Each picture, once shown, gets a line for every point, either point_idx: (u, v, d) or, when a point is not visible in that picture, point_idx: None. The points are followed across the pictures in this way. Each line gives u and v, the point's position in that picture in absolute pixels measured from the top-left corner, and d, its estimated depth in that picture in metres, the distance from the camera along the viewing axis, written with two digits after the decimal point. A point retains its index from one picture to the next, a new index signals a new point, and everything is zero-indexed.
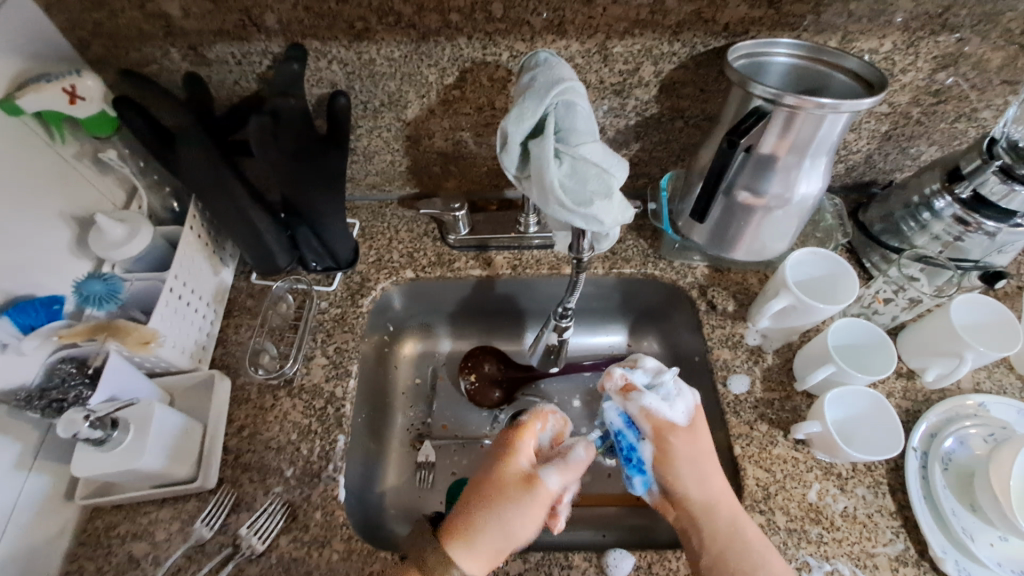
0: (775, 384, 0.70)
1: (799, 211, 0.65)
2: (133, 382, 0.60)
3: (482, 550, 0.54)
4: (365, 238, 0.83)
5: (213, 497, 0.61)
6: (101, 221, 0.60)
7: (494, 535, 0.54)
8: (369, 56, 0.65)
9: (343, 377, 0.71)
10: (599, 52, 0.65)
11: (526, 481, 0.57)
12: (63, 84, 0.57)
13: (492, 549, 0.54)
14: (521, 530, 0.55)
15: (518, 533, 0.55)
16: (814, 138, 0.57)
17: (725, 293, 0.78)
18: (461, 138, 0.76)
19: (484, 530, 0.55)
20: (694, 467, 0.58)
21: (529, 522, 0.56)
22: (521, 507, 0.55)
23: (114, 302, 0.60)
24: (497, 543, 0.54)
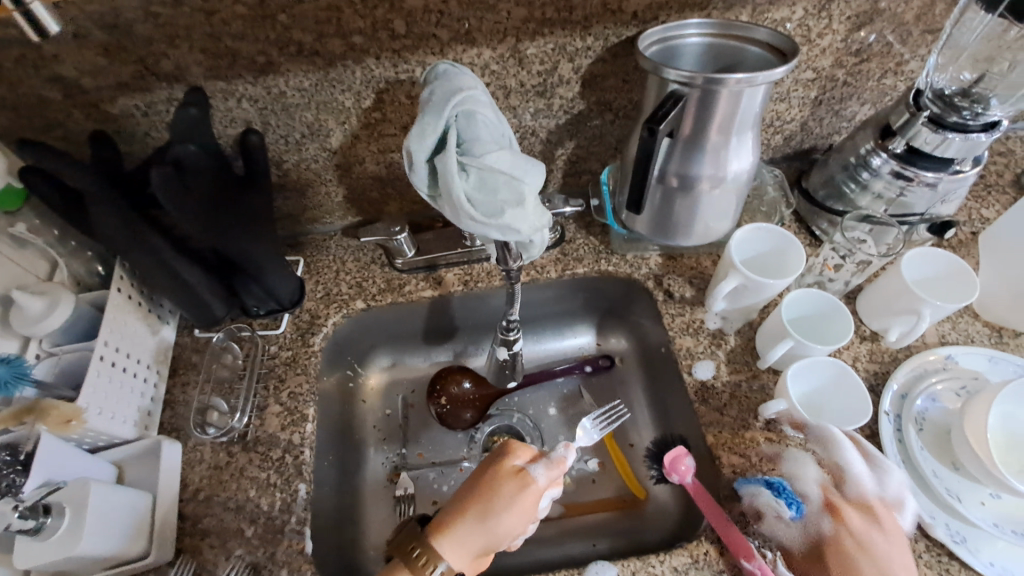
0: (740, 366, 0.69)
1: (735, 189, 0.64)
2: (71, 461, 0.57)
3: (463, 541, 0.50)
4: (311, 274, 0.80)
5: (171, 571, 0.58)
6: (18, 297, 0.58)
7: (471, 524, 0.51)
8: (278, 89, 0.63)
9: (300, 422, 0.68)
10: (512, 56, 0.64)
11: (517, 480, 0.53)
12: None
13: (471, 538, 0.50)
14: (502, 522, 0.51)
15: (501, 518, 0.51)
16: (736, 115, 0.56)
17: (681, 279, 0.76)
18: (392, 159, 0.74)
19: (464, 525, 0.51)
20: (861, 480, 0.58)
21: (517, 519, 0.52)
22: (502, 503, 0.52)
23: (25, 382, 0.55)
24: (477, 532, 0.51)
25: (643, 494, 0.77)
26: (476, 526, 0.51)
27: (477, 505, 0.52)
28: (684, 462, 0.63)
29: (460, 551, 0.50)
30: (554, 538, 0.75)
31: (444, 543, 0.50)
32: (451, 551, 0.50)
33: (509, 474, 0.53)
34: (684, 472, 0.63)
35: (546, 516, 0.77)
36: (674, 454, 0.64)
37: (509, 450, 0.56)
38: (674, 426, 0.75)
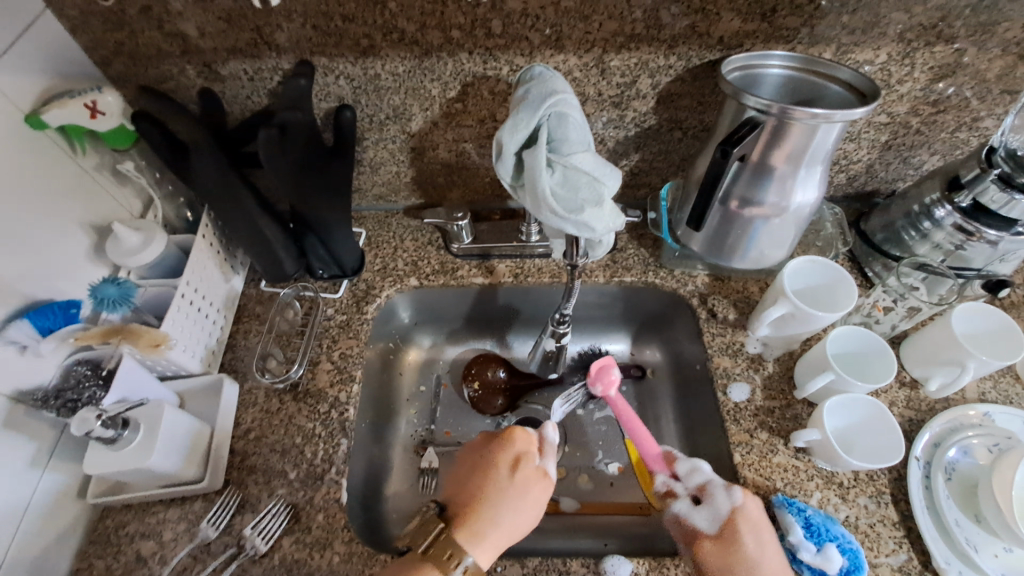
0: (775, 393, 0.70)
1: (796, 220, 0.65)
2: (143, 385, 0.62)
3: (498, 542, 0.57)
4: (372, 247, 0.85)
5: (219, 498, 0.63)
6: (118, 229, 0.63)
7: (504, 524, 0.57)
8: (374, 71, 0.68)
9: (347, 383, 0.73)
10: (596, 66, 0.67)
11: (539, 478, 0.62)
12: (85, 100, 0.60)
13: (502, 535, 0.57)
14: (525, 517, 0.59)
15: (526, 513, 0.59)
16: (809, 148, 0.58)
17: (726, 301, 0.78)
18: (464, 149, 0.78)
19: (497, 525, 0.57)
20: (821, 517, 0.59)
21: (538, 510, 0.61)
22: (526, 497, 0.60)
23: (127, 305, 0.62)
24: (507, 529, 0.57)
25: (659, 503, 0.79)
26: (506, 525, 0.57)
27: (508, 505, 0.58)
28: (609, 373, 0.72)
29: (491, 549, 0.56)
30: (566, 532, 0.78)
31: (481, 544, 0.56)
32: (485, 552, 0.56)
33: (532, 474, 0.61)
34: (608, 382, 0.72)
35: (560, 509, 0.80)
36: (601, 364, 0.72)
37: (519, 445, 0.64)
38: (699, 442, 0.77)
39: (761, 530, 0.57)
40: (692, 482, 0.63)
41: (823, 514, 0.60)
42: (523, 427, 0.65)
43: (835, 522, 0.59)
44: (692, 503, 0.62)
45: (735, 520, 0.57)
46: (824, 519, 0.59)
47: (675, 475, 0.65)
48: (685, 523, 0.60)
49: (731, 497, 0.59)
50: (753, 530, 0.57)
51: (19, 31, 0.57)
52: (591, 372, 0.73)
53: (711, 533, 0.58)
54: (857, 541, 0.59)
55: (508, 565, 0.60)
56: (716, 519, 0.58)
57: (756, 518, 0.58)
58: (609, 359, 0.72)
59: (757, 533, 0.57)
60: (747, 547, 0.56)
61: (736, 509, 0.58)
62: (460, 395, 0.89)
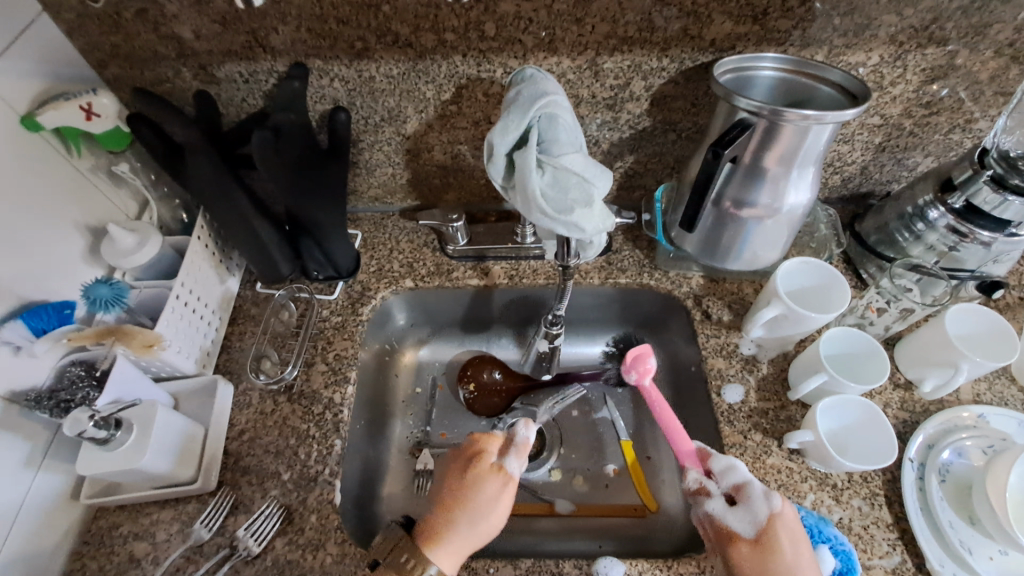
0: (769, 394, 0.70)
1: (789, 221, 0.65)
2: (137, 386, 0.62)
3: (458, 544, 0.56)
4: (367, 249, 0.85)
5: (212, 499, 0.63)
6: (112, 231, 0.63)
7: (463, 526, 0.58)
8: (369, 74, 0.68)
9: (341, 384, 0.73)
10: (589, 68, 0.67)
11: (496, 476, 0.61)
12: (80, 102, 0.60)
13: (464, 540, 0.57)
14: (485, 518, 0.59)
15: (485, 514, 0.59)
16: (800, 149, 0.58)
17: (721, 302, 0.78)
18: (459, 151, 0.78)
19: (456, 530, 0.57)
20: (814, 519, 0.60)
21: (500, 508, 0.60)
22: (485, 498, 0.59)
23: (120, 306, 0.62)
24: (467, 533, 0.57)
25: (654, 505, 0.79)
26: (465, 529, 0.57)
27: (465, 507, 0.59)
28: (646, 361, 0.72)
29: (453, 553, 0.56)
30: (561, 534, 0.78)
31: (440, 549, 0.56)
32: (448, 557, 0.56)
33: (487, 472, 0.61)
34: (643, 370, 0.71)
35: (556, 511, 0.80)
36: (637, 353, 0.72)
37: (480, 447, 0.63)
38: (694, 444, 0.77)
39: (799, 536, 0.56)
40: (726, 482, 0.59)
41: (815, 515, 0.60)
42: (485, 430, 0.65)
43: (828, 524, 0.59)
44: (726, 503, 0.58)
45: (774, 525, 0.56)
46: (816, 521, 0.59)
47: (709, 471, 0.61)
48: (720, 524, 0.58)
49: (770, 502, 0.57)
50: (791, 536, 0.55)
51: (15, 34, 0.57)
52: (627, 359, 0.72)
53: (748, 537, 0.56)
54: (849, 542, 0.59)
55: (500, 566, 0.60)
56: (755, 524, 0.56)
57: (793, 525, 0.56)
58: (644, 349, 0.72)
59: (795, 540, 0.55)
60: (786, 554, 0.55)
61: (775, 515, 0.56)
62: (456, 397, 0.89)
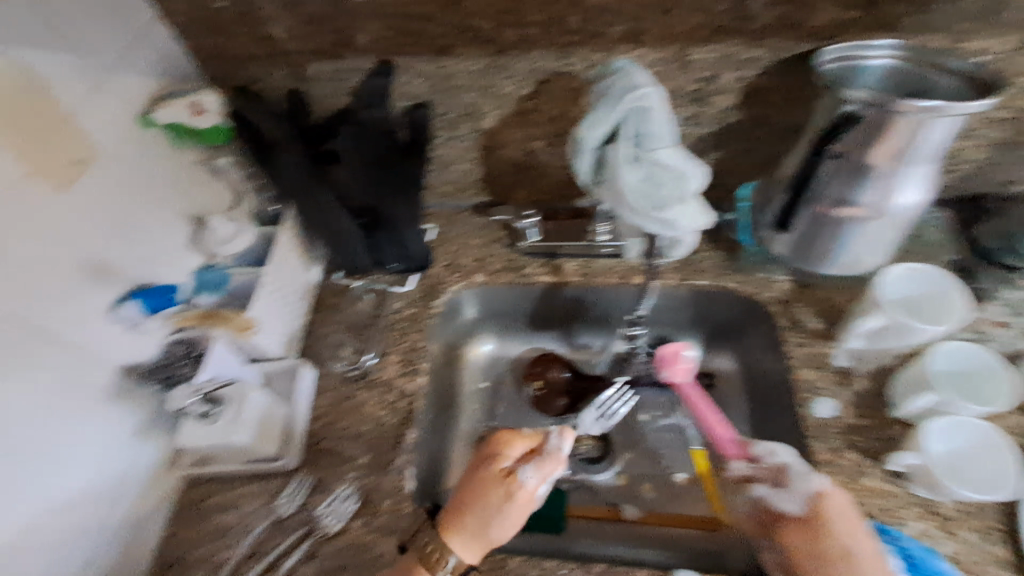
0: (864, 411, 0.65)
1: (896, 223, 0.60)
2: (231, 366, 0.66)
3: (470, 547, 0.54)
4: (440, 243, 0.87)
5: (293, 478, 0.66)
6: (215, 223, 0.70)
7: (472, 528, 0.55)
8: (450, 70, 0.69)
9: (414, 375, 0.74)
10: (675, 60, 0.64)
11: (501, 482, 0.57)
12: (189, 102, 0.67)
13: (490, 542, 0.55)
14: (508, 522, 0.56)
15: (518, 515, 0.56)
16: (915, 144, 0.53)
17: (809, 309, 0.73)
18: (534, 147, 0.78)
19: (467, 530, 0.55)
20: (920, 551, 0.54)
21: (517, 516, 0.56)
22: (512, 505, 0.56)
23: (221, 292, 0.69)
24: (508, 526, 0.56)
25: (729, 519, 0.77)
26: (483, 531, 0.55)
27: (473, 510, 0.55)
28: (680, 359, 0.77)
29: (468, 553, 0.55)
30: (627, 540, 0.78)
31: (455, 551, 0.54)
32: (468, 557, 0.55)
33: (495, 478, 0.57)
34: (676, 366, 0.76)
35: (623, 516, 0.79)
36: (671, 351, 0.77)
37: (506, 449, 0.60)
38: None
39: (850, 520, 0.53)
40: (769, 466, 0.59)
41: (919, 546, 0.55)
42: (509, 430, 0.62)
43: (938, 560, 0.53)
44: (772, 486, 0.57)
45: (821, 506, 0.54)
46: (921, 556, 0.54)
47: (753, 458, 0.62)
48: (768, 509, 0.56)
49: (814, 482, 0.55)
50: (842, 518, 0.53)
51: None
52: (661, 357, 0.77)
53: (796, 519, 0.54)
54: None
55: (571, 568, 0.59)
56: (801, 505, 0.54)
57: (843, 506, 0.54)
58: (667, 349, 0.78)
59: (847, 524, 0.53)
60: (840, 538, 0.52)
61: (822, 495, 0.54)
62: (523, 396, 0.89)
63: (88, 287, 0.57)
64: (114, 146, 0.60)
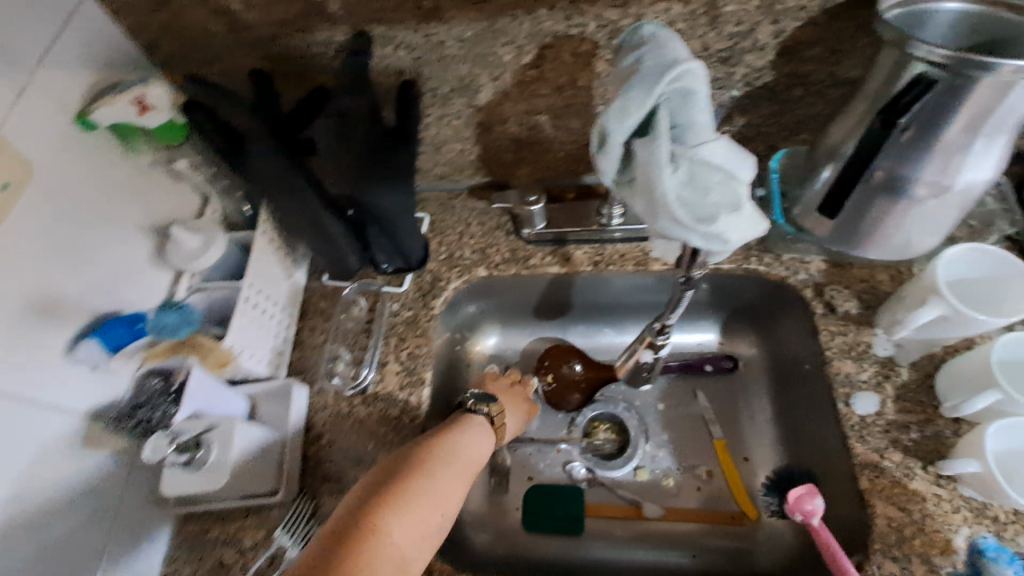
0: (912, 406, 0.60)
1: (961, 201, 0.52)
2: (217, 397, 0.59)
3: (453, 467, 0.54)
4: (435, 233, 0.79)
5: (292, 506, 0.61)
6: (177, 233, 0.60)
7: (461, 454, 0.56)
8: (437, 38, 0.58)
9: (417, 385, 0.68)
10: (706, 14, 0.53)
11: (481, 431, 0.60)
12: (132, 95, 0.54)
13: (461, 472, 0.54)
14: (431, 537, 0.48)
15: (442, 524, 0.50)
16: (993, 114, 0.44)
17: (847, 293, 0.66)
18: (537, 121, 0.68)
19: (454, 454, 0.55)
20: None
21: (475, 453, 0.58)
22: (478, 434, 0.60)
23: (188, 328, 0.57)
24: (401, 547, 0.45)
25: (754, 513, 0.73)
26: (434, 508, 0.50)
27: (462, 442, 0.57)
28: (815, 503, 0.57)
29: (460, 452, 0.56)
30: (650, 540, 0.74)
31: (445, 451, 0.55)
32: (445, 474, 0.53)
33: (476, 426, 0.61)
34: (811, 513, 0.56)
35: (644, 514, 0.75)
36: (801, 491, 0.58)
37: (480, 435, 0.60)
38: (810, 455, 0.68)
39: None
40: None
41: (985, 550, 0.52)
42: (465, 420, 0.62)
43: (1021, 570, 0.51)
44: None
45: None
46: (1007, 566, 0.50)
47: None
48: None
49: None
50: None
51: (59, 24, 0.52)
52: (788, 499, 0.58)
53: None
54: None
55: None
56: None
57: None
58: (811, 488, 0.57)
59: None
60: None
61: None
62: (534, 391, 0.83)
63: (41, 329, 0.50)
64: (46, 158, 0.51)
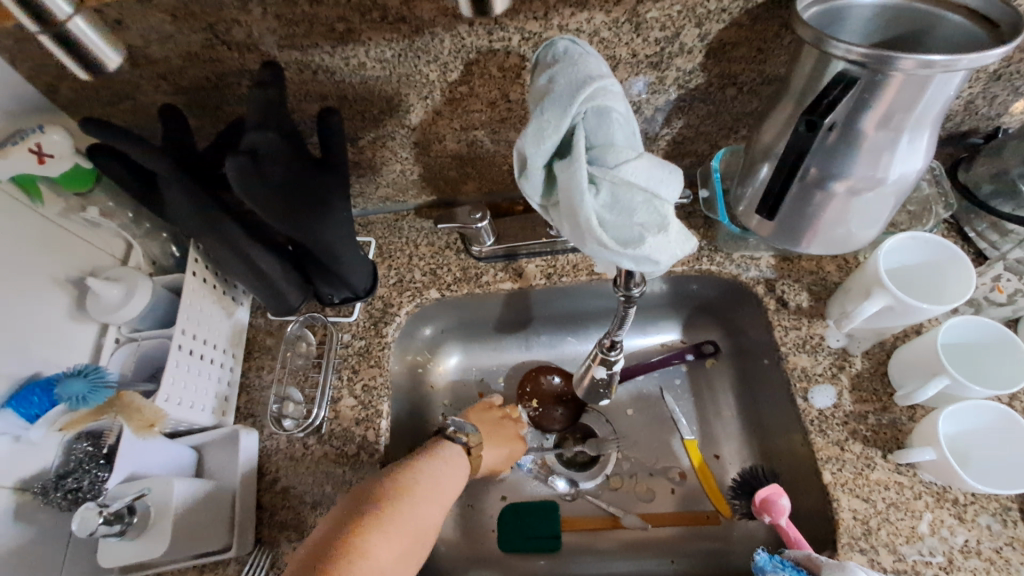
0: (867, 395, 0.60)
1: (895, 192, 0.52)
2: (155, 453, 0.56)
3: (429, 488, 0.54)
4: (383, 258, 0.76)
5: (249, 560, 0.58)
6: (94, 285, 0.56)
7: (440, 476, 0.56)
8: (357, 60, 0.56)
9: (374, 419, 0.66)
10: (629, 21, 0.53)
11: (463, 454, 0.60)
12: (28, 144, 0.51)
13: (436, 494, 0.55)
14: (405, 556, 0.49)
15: (416, 547, 0.50)
16: (916, 106, 0.44)
17: (798, 286, 0.66)
18: (475, 137, 0.66)
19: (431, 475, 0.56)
20: None
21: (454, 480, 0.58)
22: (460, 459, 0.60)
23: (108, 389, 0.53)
24: (383, 563, 0.46)
25: (729, 512, 0.72)
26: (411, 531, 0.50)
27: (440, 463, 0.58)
28: (781, 501, 0.56)
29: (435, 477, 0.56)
30: (628, 550, 0.73)
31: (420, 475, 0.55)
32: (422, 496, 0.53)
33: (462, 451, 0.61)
34: (779, 513, 0.56)
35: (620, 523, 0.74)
36: (766, 492, 0.57)
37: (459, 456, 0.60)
38: (775, 450, 0.68)
39: None
40: None
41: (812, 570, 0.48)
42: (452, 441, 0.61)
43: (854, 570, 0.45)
44: None
45: None
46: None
47: None
48: None
49: None
50: None
51: None
52: (754, 500, 0.58)
53: None
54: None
55: None
56: None
57: None
58: (776, 488, 0.57)
59: None
60: None
61: None
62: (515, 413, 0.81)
63: None
64: None
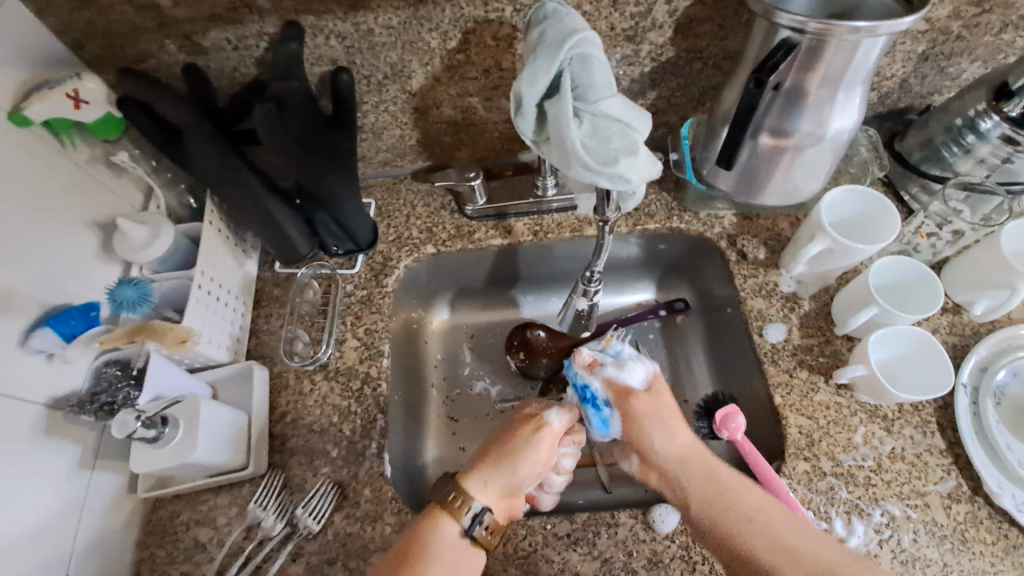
0: (813, 330, 0.69)
1: (833, 147, 0.61)
2: (174, 380, 0.61)
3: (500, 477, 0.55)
4: (382, 217, 0.82)
5: (263, 481, 0.64)
6: (122, 224, 0.61)
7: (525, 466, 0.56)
8: (366, 26, 0.62)
9: (376, 358, 0.72)
10: None
11: (532, 426, 0.58)
12: (66, 89, 0.56)
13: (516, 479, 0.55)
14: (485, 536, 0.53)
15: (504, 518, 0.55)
16: (848, 68, 0.53)
17: (755, 240, 0.75)
18: (470, 104, 0.73)
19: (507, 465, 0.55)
20: (657, 416, 0.56)
21: (534, 461, 0.56)
22: (537, 441, 0.57)
23: (148, 305, 0.60)
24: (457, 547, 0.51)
25: None
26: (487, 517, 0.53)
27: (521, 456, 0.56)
28: (737, 419, 0.64)
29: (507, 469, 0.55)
30: None
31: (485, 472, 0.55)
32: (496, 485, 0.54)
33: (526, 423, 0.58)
34: (735, 428, 0.64)
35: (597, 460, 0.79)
36: (725, 411, 0.65)
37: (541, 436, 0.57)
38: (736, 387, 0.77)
39: (660, 411, 0.57)
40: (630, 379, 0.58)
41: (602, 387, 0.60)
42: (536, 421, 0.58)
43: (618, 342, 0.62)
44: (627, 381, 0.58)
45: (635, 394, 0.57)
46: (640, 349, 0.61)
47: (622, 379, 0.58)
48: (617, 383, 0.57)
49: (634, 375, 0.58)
50: (657, 420, 0.56)
51: None
52: (715, 419, 0.65)
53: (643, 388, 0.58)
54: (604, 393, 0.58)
55: (556, 522, 0.61)
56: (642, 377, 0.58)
57: (657, 401, 0.57)
58: (734, 407, 0.65)
59: (660, 424, 0.56)
60: (646, 411, 0.56)
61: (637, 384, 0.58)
62: (506, 364, 0.87)
63: None
64: None
